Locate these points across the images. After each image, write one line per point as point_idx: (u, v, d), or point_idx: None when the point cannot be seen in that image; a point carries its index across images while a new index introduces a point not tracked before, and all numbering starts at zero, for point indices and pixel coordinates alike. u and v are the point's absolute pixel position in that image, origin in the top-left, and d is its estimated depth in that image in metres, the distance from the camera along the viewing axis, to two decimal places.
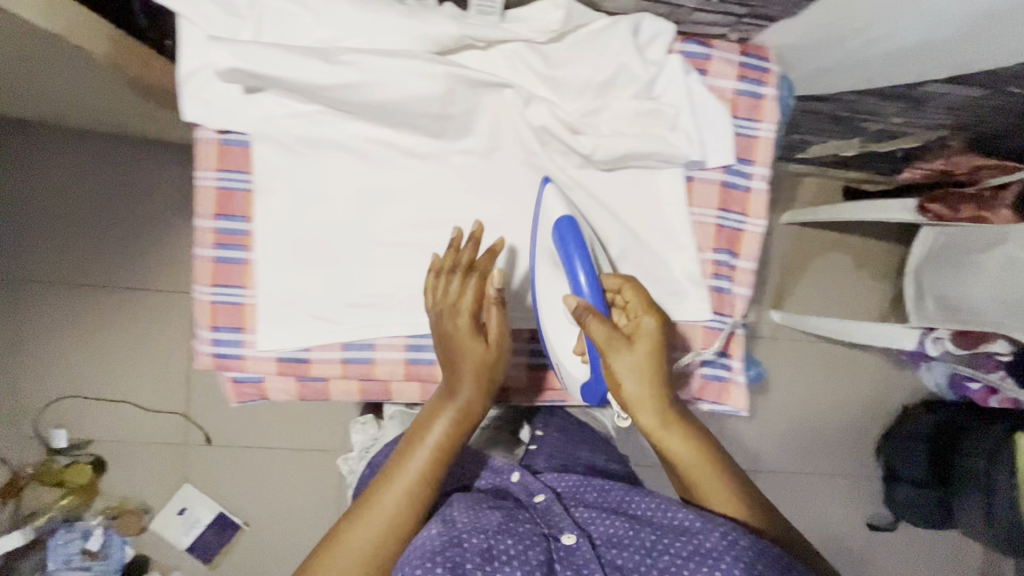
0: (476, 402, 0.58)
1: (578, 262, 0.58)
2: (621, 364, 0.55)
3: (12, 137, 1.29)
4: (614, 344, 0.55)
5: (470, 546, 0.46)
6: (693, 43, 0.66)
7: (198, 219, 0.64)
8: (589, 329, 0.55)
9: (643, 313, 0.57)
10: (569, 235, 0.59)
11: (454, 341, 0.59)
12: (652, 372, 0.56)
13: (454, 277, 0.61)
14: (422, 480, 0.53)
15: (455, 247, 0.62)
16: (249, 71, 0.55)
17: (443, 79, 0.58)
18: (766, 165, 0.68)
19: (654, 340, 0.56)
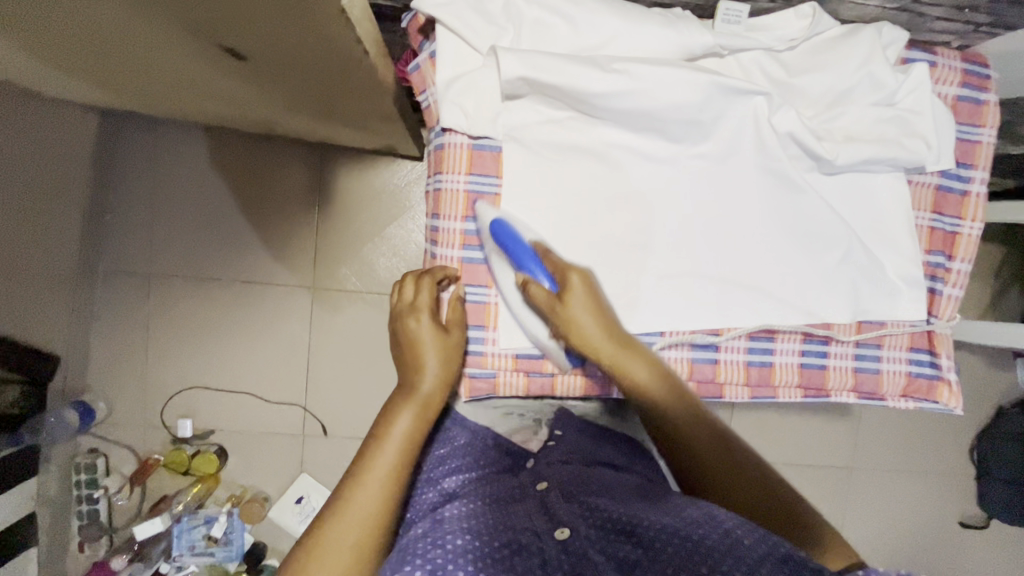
0: (434, 392, 0.62)
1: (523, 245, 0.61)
2: (574, 321, 0.61)
3: (151, 136, 1.34)
4: (556, 308, 0.61)
5: (455, 547, 0.52)
6: (918, 50, 0.68)
7: (446, 221, 0.68)
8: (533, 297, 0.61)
9: (569, 269, 0.61)
10: (509, 236, 0.62)
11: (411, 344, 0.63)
12: (599, 322, 0.61)
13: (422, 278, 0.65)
14: (395, 468, 0.57)
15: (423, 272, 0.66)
16: (535, 79, 0.59)
17: (704, 86, 0.61)
18: (986, 169, 0.70)
19: (588, 293, 0.61)
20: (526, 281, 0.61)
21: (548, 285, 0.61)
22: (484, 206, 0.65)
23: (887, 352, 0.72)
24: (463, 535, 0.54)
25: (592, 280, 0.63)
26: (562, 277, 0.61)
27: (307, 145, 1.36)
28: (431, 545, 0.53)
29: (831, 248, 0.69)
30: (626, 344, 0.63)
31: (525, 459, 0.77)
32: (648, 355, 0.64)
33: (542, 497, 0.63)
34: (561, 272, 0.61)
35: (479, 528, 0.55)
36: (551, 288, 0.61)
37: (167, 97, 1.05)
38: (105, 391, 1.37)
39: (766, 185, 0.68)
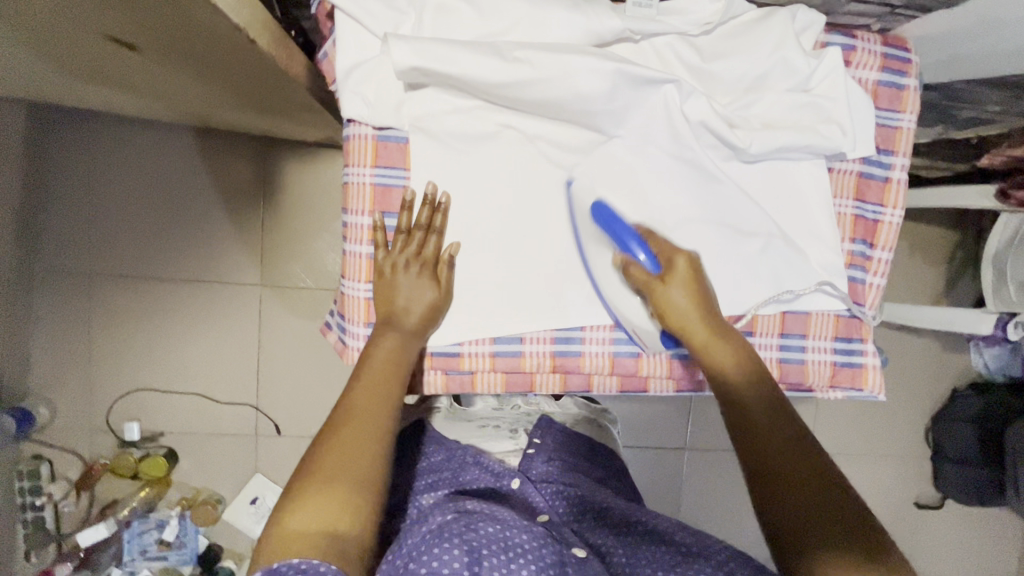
0: (419, 330, 0.62)
1: (632, 242, 0.61)
2: (666, 296, 0.60)
3: (79, 131, 1.29)
4: (653, 285, 0.61)
5: (483, 533, 0.52)
6: (837, 34, 0.66)
7: (353, 215, 0.65)
8: (633, 277, 0.61)
9: (674, 253, 0.62)
10: (613, 217, 0.62)
11: (404, 284, 0.62)
12: (696, 300, 0.60)
13: (420, 212, 0.63)
14: (385, 383, 0.57)
15: (432, 207, 0.63)
16: (430, 68, 0.56)
17: (611, 75, 0.59)
18: (906, 156, 0.69)
19: (687, 277, 0.61)
20: (627, 260, 0.61)
21: (649, 266, 0.61)
22: (577, 187, 0.65)
23: (812, 342, 0.71)
24: (493, 523, 0.54)
25: (697, 267, 0.62)
26: (667, 261, 0.62)
27: (250, 138, 1.32)
28: (465, 527, 0.53)
29: (750, 237, 0.67)
30: (720, 330, 0.60)
31: (509, 478, 0.69)
32: (742, 345, 0.60)
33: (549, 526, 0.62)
34: (661, 256, 0.62)
35: (502, 517, 0.55)
36: (649, 267, 0.61)
37: (83, 88, 1.00)
38: (46, 396, 1.34)
39: (682, 176, 0.66)
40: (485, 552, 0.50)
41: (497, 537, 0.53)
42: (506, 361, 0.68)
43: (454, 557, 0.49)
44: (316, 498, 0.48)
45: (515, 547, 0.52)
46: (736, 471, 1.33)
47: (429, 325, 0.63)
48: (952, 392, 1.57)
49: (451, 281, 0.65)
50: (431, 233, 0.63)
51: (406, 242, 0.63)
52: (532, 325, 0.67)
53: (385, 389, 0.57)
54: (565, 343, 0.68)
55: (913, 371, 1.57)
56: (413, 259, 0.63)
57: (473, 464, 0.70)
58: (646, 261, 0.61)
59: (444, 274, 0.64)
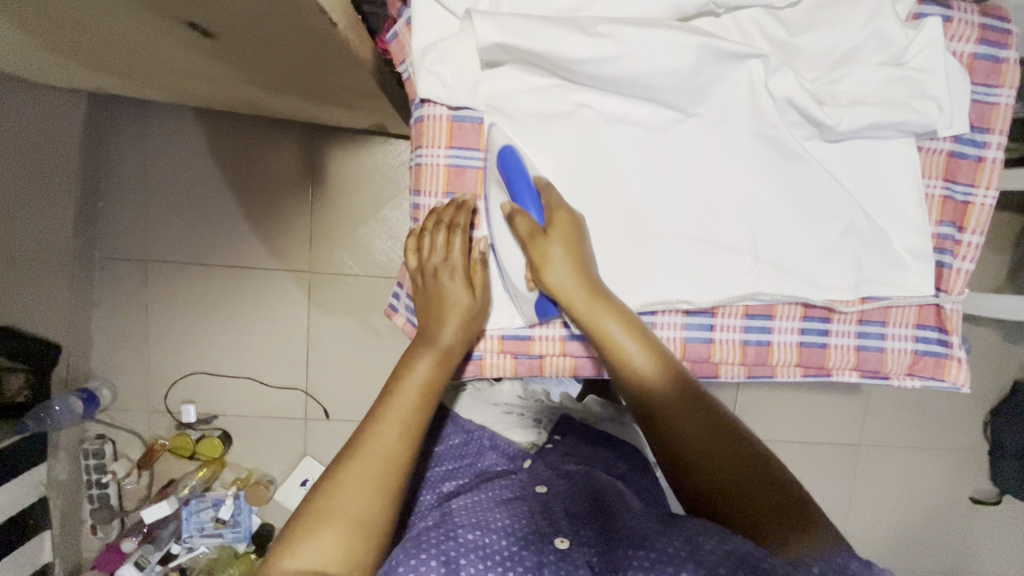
0: (455, 343, 0.63)
1: (524, 189, 0.60)
2: (547, 254, 0.59)
3: (136, 120, 1.32)
4: (534, 238, 0.59)
5: (463, 541, 0.56)
6: (931, 5, 0.63)
7: (426, 198, 0.65)
8: (516, 229, 0.60)
9: (558, 207, 0.60)
10: (516, 164, 0.60)
11: (437, 293, 0.63)
12: (575, 269, 0.59)
13: (447, 211, 0.63)
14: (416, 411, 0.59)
15: (457, 206, 0.63)
16: (511, 45, 0.55)
17: (696, 49, 0.57)
18: (1004, 133, 0.65)
19: (568, 230, 0.60)
20: (513, 208, 0.60)
21: (535, 219, 0.60)
22: (496, 129, 0.62)
23: (891, 329, 0.69)
24: (474, 530, 0.58)
25: (581, 230, 0.61)
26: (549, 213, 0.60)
27: (298, 127, 1.33)
28: (444, 537, 0.57)
29: (833, 219, 0.65)
30: (601, 297, 0.60)
31: (521, 460, 0.80)
32: (629, 318, 0.60)
33: (543, 499, 0.66)
34: (549, 208, 0.60)
35: (486, 523, 0.59)
36: (537, 224, 0.60)
37: (144, 77, 1.02)
38: (107, 378, 1.39)
39: (763, 156, 0.64)
40: (463, 562, 0.54)
41: (476, 543, 0.56)
42: (576, 346, 0.68)
43: (429, 564, 0.53)
44: (320, 528, 0.51)
45: (493, 554, 0.55)
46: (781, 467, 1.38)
47: (468, 329, 0.63)
48: (1014, 384, 1.50)
49: (486, 282, 0.65)
50: (457, 233, 0.63)
51: (438, 242, 0.63)
52: None
53: (416, 416, 0.59)
54: None
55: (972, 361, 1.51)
56: (440, 264, 0.63)
57: (490, 449, 0.81)
58: (532, 213, 0.60)
59: (477, 278, 0.64)
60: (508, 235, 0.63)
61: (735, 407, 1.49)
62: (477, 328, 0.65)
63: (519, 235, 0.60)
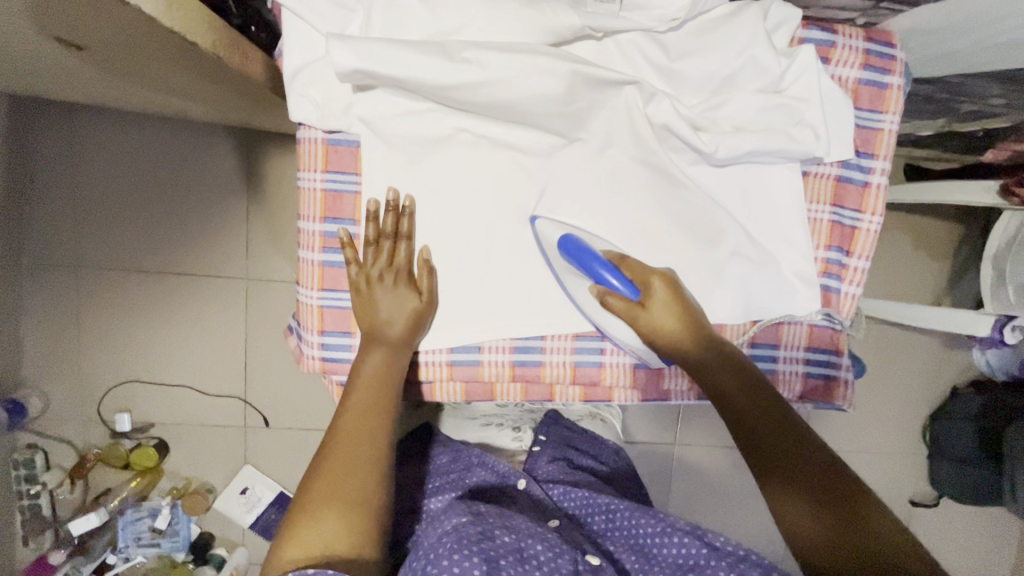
0: (405, 338, 0.62)
1: (607, 272, 0.59)
2: (652, 323, 0.60)
3: (62, 123, 1.28)
4: (635, 312, 0.60)
5: (500, 543, 0.52)
6: (816, 29, 0.63)
7: (305, 221, 0.64)
8: (612, 308, 0.60)
9: (650, 275, 0.60)
10: (583, 250, 0.60)
11: (383, 299, 0.62)
12: (680, 319, 0.60)
13: (386, 219, 0.62)
14: (378, 398, 0.59)
15: (397, 213, 0.62)
16: (371, 70, 0.54)
17: (566, 76, 0.56)
18: (887, 159, 0.65)
19: (665, 294, 0.60)
20: (602, 291, 0.60)
21: (628, 293, 0.60)
22: (542, 223, 0.62)
23: (783, 354, 0.69)
24: (510, 533, 0.54)
25: (674, 281, 0.61)
26: (641, 285, 0.60)
27: (232, 131, 1.30)
28: (483, 535, 0.52)
29: (718, 244, 0.65)
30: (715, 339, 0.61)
31: (515, 478, 0.74)
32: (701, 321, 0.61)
33: (556, 526, 0.64)
34: (641, 277, 0.60)
35: (518, 528, 0.55)
36: (630, 297, 0.60)
37: (53, 82, 0.98)
38: (39, 387, 1.36)
39: (647, 181, 0.64)
40: (502, 562, 0.49)
41: (513, 547, 0.52)
42: (464, 370, 0.67)
43: (474, 564, 0.48)
44: (323, 512, 0.50)
45: (530, 558, 0.52)
46: None
47: (417, 331, 0.63)
48: (952, 390, 1.53)
49: (434, 288, 0.63)
50: (401, 240, 0.63)
51: (377, 253, 0.62)
52: (489, 334, 0.65)
53: (378, 403, 0.58)
54: (524, 353, 0.67)
55: (911, 368, 1.53)
56: (386, 271, 0.62)
57: (479, 465, 0.76)
58: (622, 287, 0.60)
59: (426, 283, 0.63)
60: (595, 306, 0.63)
61: None
62: (423, 329, 0.64)
63: (617, 312, 0.60)
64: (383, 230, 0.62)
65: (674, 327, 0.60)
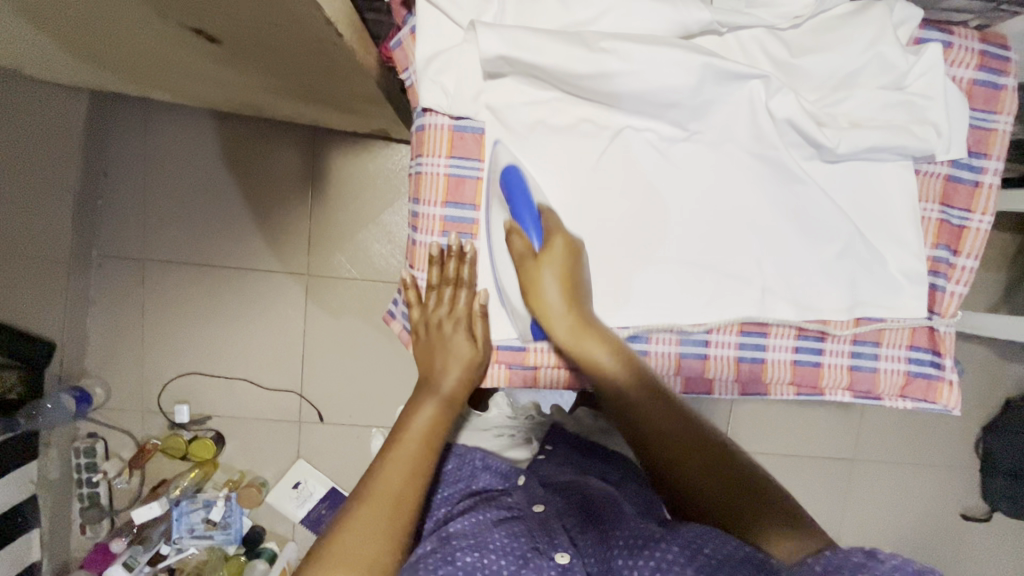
0: (455, 391, 0.64)
1: (525, 212, 0.61)
2: (539, 275, 0.60)
3: (138, 118, 1.32)
4: (526, 259, 0.60)
5: (462, 563, 0.52)
6: (932, 30, 0.64)
7: (426, 206, 0.66)
8: (512, 246, 0.61)
9: (556, 232, 0.61)
10: (518, 184, 0.61)
11: (438, 345, 0.65)
12: (567, 292, 0.60)
13: (448, 264, 0.65)
14: (421, 455, 0.58)
15: (460, 258, 0.65)
16: (510, 58, 0.56)
17: (697, 69, 0.58)
18: (1000, 159, 0.66)
19: (563, 257, 0.60)
20: (513, 226, 0.61)
21: (532, 240, 0.61)
22: (502, 147, 0.63)
23: (885, 351, 0.69)
24: (472, 552, 0.54)
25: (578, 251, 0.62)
26: (548, 236, 0.61)
27: (301, 128, 1.33)
28: (442, 561, 0.52)
29: (829, 239, 0.66)
30: (589, 325, 0.61)
31: (515, 478, 0.75)
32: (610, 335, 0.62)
33: (541, 517, 0.63)
34: (549, 231, 0.61)
35: (483, 543, 0.55)
36: (533, 244, 0.61)
37: (147, 79, 1.01)
38: (101, 376, 1.38)
39: (761, 175, 0.65)
40: None
41: (475, 564, 0.52)
42: None
43: None
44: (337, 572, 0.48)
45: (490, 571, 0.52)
46: (830, 473, 1.53)
47: (467, 381, 0.64)
48: (1006, 402, 1.51)
49: (487, 334, 0.66)
50: (461, 288, 0.65)
51: (438, 300, 0.66)
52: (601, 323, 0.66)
53: (420, 461, 0.58)
54: (633, 342, 0.68)
55: (965, 378, 1.51)
56: (447, 318, 0.65)
57: (484, 470, 0.75)
58: (531, 235, 0.61)
59: (479, 329, 0.65)
60: (506, 251, 0.64)
61: (729, 420, 1.49)
62: (476, 374, 0.65)
63: (513, 252, 0.61)
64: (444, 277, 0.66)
65: (556, 299, 0.60)
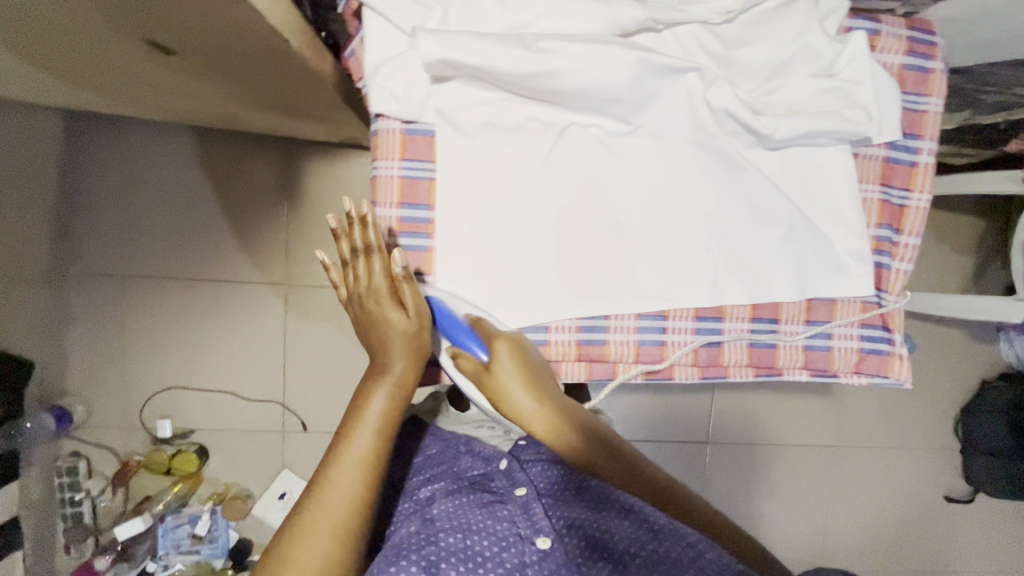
0: (405, 370, 0.60)
1: (472, 339, 0.64)
2: (502, 388, 0.63)
3: (111, 136, 1.33)
4: (483, 376, 0.63)
5: (445, 545, 0.53)
6: (861, 19, 0.67)
7: (382, 208, 0.66)
8: (462, 370, 0.64)
9: (497, 337, 0.64)
10: (449, 317, 0.64)
11: (375, 321, 0.61)
12: (530, 389, 0.64)
13: (360, 230, 0.61)
14: (375, 449, 0.56)
15: (365, 222, 0.61)
16: (451, 60, 0.58)
17: (634, 65, 0.60)
18: (933, 139, 0.69)
19: (513, 361, 0.64)
20: (456, 351, 0.64)
21: (478, 355, 0.64)
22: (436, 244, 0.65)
23: (838, 330, 0.71)
24: (455, 534, 0.55)
25: (518, 346, 0.65)
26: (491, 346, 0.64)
27: (275, 141, 1.35)
28: (423, 542, 0.54)
29: (774, 224, 0.68)
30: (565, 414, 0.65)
31: (497, 460, 0.69)
32: (553, 393, 0.65)
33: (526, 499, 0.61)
34: (489, 341, 0.64)
35: (467, 525, 0.56)
36: (481, 358, 0.64)
37: (116, 96, 1.02)
38: (82, 395, 1.38)
39: (704, 163, 0.67)
40: (443, 566, 0.51)
41: (458, 547, 0.53)
42: None
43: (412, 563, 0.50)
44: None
45: (476, 556, 0.53)
46: (814, 461, 1.54)
47: (413, 356, 0.61)
48: (981, 383, 1.54)
49: (419, 299, 0.62)
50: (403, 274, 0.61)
51: (365, 264, 0.62)
52: (557, 314, 0.68)
53: (374, 454, 0.56)
54: (591, 332, 0.69)
55: (940, 362, 1.54)
56: (378, 288, 0.61)
57: (466, 453, 0.71)
58: (476, 351, 0.64)
59: (409, 296, 0.61)
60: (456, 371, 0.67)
61: (711, 412, 1.50)
62: (423, 351, 0.62)
63: (468, 374, 0.64)
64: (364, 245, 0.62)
65: (527, 404, 0.64)
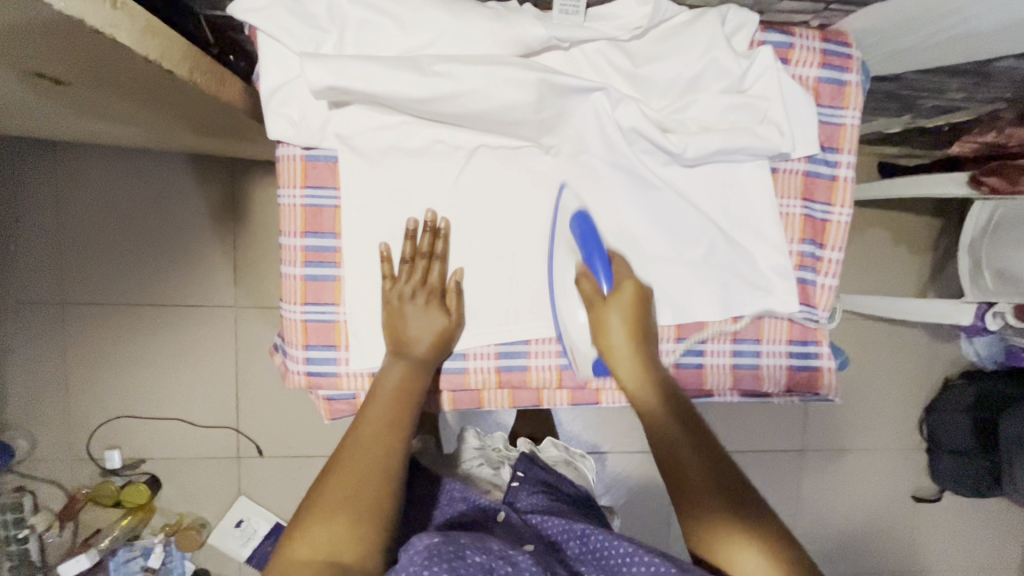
0: (425, 355, 0.63)
1: (600, 268, 0.62)
2: (606, 318, 0.62)
3: (44, 161, 1.29)
4: (595, 302, 0.62)
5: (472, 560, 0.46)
6: (774, 32, 0.65)
7: (288, 237, 0.65)
8: (580, 289, 0.63)
9: (626, 278, 0.63)
10: (590, 233, 0.63)
11: (412, 316, 0.63)
12: (632, 334, 0.62)
13: (424, 238, 0.63)
14: (396, 411, 0.58)
15: (433, 234, 0.64)
16: (342, 86, 0.56)
17: (535, 86, 0.58)
18: (852, 153, 0.68)
19: (631, 298, 0.62)
20: (583, 270, 0.63)
21: (601, 281, 0.62)
22: (569, 191, 0.65)
23: (766, 347, 0.70)
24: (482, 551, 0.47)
25: (647, 298, 0.63)
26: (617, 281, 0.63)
27: (216, 161, 1.32)
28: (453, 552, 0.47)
29: (694, 242, 0.66)
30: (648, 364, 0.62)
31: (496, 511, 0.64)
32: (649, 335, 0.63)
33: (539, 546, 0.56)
34: (618, 277, 0.63)
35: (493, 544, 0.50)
36: (602, 287, 0.62)
37: (32, 121, 0.98)
38: (27, 428, 1.34)
39: (619, 182, 0.65)
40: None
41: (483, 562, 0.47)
42: (450, 379, 0.67)
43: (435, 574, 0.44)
44: (333, 520, 0.50)
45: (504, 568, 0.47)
46: (781, 466, 1.53)
47: (441, 349, 0.64)
48: (944, 381, 1.54)
49: (460, 306, 0.65)
50: (434, 260, 0.64)
51: (411, 270, 0.64)
52: (473, 342, 0.66)
53: (397, 416, 0.58)
54: (509, 359, 0.67)
55: (902, 362, 1.54)
56: (418, 288, 0.63)
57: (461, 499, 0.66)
58: (601, 279, 0.62)
59: (452, 302, 0.64)
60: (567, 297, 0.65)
61: None
62: (448, 344, 0.64)
63: (582, 295, 0.63)
64: (415, 250, 0.64)
65: (622, 342, 0.62)
